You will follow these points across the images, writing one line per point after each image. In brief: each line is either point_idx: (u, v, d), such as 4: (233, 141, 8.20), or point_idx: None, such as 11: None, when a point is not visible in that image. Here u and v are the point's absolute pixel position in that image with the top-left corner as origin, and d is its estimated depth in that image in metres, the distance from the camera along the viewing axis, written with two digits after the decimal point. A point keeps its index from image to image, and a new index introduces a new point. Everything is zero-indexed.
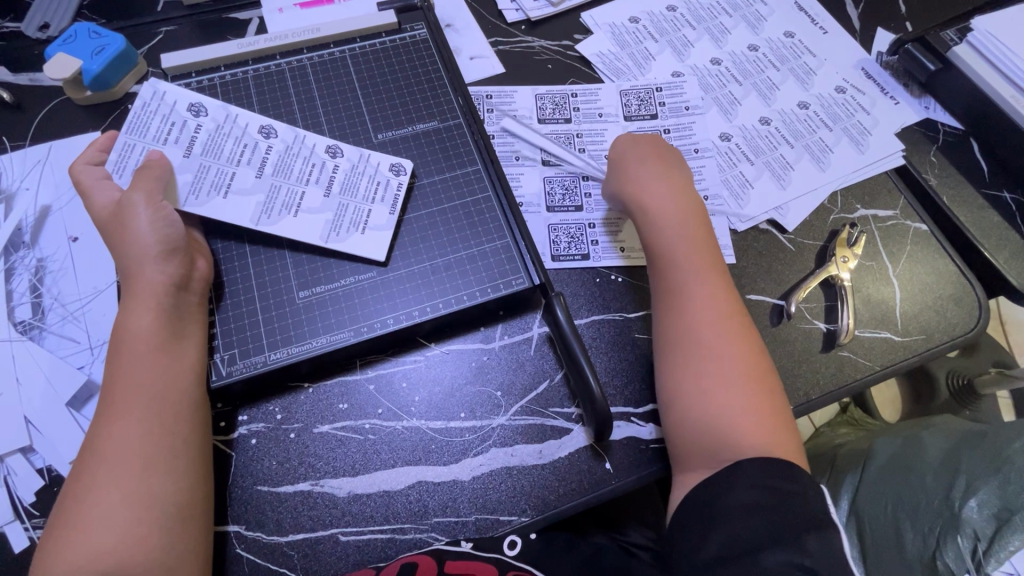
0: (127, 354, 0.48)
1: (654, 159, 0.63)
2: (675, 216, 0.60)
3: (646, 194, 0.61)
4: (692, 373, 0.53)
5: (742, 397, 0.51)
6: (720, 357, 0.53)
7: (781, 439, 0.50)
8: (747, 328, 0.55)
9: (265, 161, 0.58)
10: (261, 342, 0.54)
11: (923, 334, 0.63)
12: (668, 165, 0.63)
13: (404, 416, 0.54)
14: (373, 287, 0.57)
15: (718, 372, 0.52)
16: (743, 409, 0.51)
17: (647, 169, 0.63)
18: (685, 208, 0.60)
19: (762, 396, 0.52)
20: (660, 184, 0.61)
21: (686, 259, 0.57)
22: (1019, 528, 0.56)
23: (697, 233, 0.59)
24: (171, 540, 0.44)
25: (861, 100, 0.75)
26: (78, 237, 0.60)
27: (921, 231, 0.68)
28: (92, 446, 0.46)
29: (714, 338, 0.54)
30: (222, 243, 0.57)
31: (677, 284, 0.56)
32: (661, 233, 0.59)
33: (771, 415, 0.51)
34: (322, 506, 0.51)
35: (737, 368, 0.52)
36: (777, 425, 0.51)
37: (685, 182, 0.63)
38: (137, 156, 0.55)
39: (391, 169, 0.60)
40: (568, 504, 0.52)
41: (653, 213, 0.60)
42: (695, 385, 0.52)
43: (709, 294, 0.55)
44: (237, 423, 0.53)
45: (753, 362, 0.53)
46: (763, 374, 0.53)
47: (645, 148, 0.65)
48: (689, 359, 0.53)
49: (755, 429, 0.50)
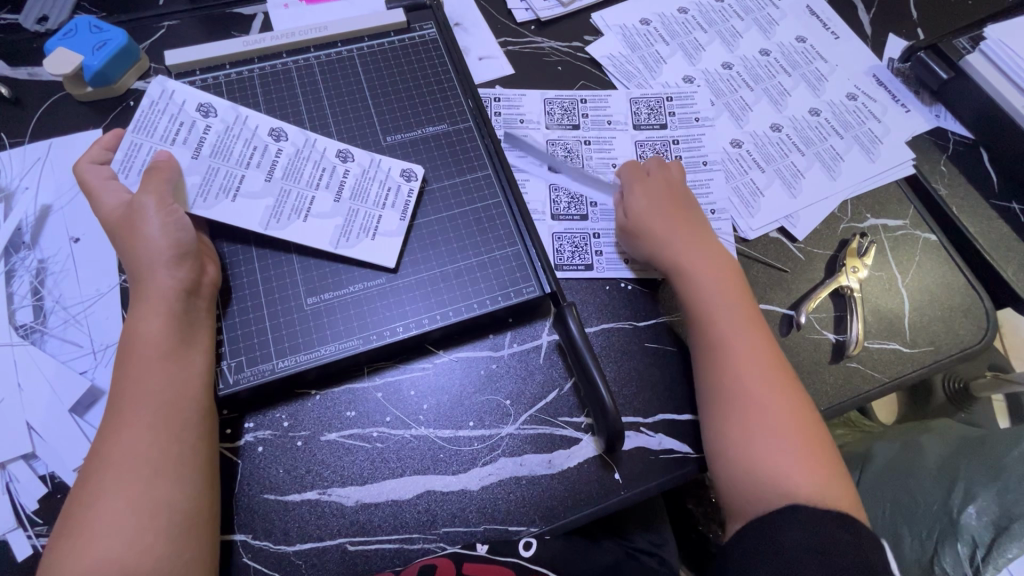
0: (137, 361, 0.47)
1: (671, 203, 0.62)
2: (702, 259, 0.59)
3: (672, 240, 0.60)
4: (739, 424, 0.52)
5: (790, 444, 0.51)
6: (767, 406, 0.52)
7: (832, 480, 0.50)
8: (786, 371, 0.54)
9: (275, 164, 0.57)
10: (269, 349, 0.53)
11: (932, 345, 0.63)
12: (683, 209, 0.62)
13: (413, 424, 0.54)
14: (382, 294, 0.56)
15: (766, 422, 0.51)
16: (791, 458, 0.50)
17: (664, 214, 0.61)
18: (709, 252, 0.60)
19: (810, 440, 0.51)
20: (682, 230, 0.61)
21: (720, 304, 0.56)
22: (1017, 537, 0.59)
23: (725, 276, 0.58)
24: (177, 548, 0.43)
25: (872, 107, 0.75)
26: (80, 237, 0.59)
27: (930, 241, 0.68)
28: (98, 455, 0.45)
29: (758, 385, 0.53)
30: (228, 245, 0.56)
31: (716, 332, 0.55)
32: (694, 280, 0.58)
33: (819, 455, 0.51)
34: (329, 515, 0.50)
35: (783, 415, 0.52)
36: (828, 465, 0.51)
37: (702, 224, 0.63)
38: (144, 156, 0.54)
39: (402, 175, 0.59)
40: (577, 515, 0.52)
41: (682, 261, 0.59)
42: (743, 437, 0.51)
43: (747, 342, 0.55)
44: (243, 430, 0.53)
45: (795, 404, 0.52)
46: (809, 417, 0.53)
47: (658, 192, 0.63)
48: (734, 409, 0.52)
49: (806, 475, 0.50)
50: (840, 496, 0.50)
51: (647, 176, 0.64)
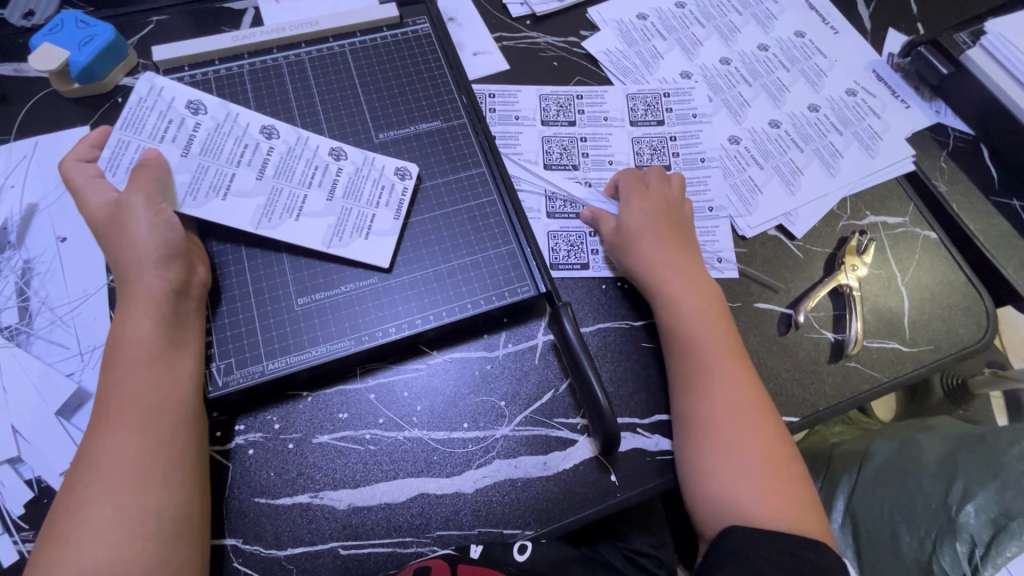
0: (125, 365, 0.46)
1: (662, 220, 0.60)
2: (686, 284, 0.57)
3: (657, 262, 0.58)
4: (715, 459, 0.50)
5: (764, 481, 0.50)
6: (744, 442, 0.51)
7: (806, 518, 0.49)
8: (767, 406, 0.53)
9: (267, 162, 0.55)
10: (260, 351, 0.52)
11: (931, 344, 0.62)
12: (675, 227, 0.61)
13: (406, 426, 0.53)
14: (374, 294, 0.55)
15: (741, 458, 0.50)
16: (764, 496, 0.49)
17: (653, 233, 0.59)
18: (694, 274, 0.58)
19: (784, 479, 0.50)
20: (668, 251, 0.59)
21: (702, 333, 0.55)
22: (1016, 535, 0.56)
23: (709, 303, 0.56)
24: (166, 554, 0.43)
25: (872, 102, 0.74)
26: (66, 237, 0.58)
27: (930, 239, 0.67)
28: (85, 458, 0.44)
29: (736, 420, 0.51)
30: (218, 244, 0.55)
31: (696, 363, 0.54)
32: (675, 306, 0.56)
33: (788, 483, 0.50)
34: (321, 518, 0.50)
35: (759, 452, 0.51)
36: (802, 504, 0.50)
37: (691, 245, 0.61)
38: (132, 153, 0.53)
39: (396, 173, 0.58)
40: (573, 517, 0.51)
41: (664, 285, 0.57)
42: (718, 471, 0.50)
43: (728, 375, 0.53)
44: (234, 432, 0.52)
45: (768, 430, 0.52)
46: (786, 455, 0.52)
47: (652, 206, 0.61)
48: (710, 443, 0.51)
49: (779, 513, 0.49)
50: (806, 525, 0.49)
51: (642, 182, 0.63)
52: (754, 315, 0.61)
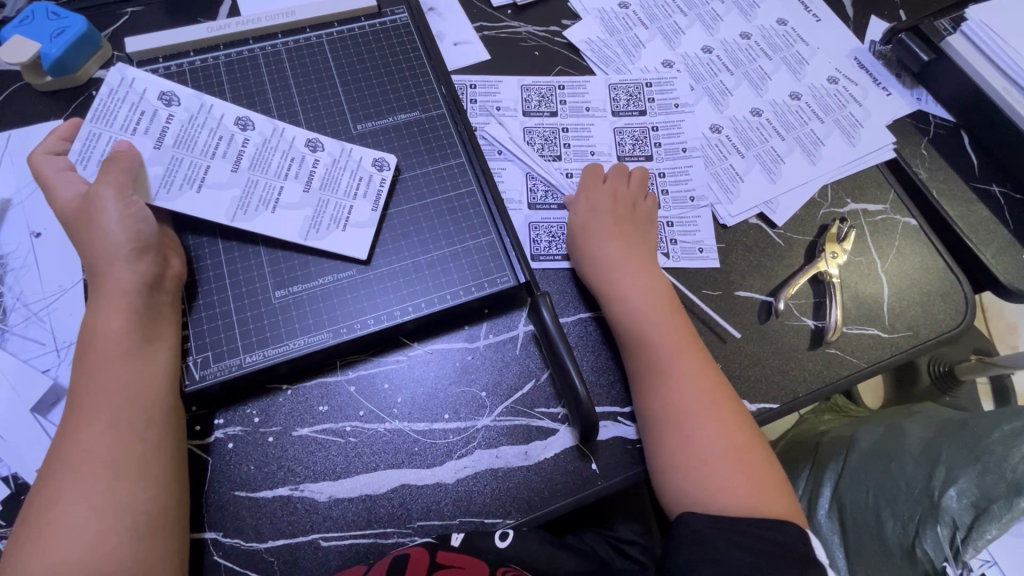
0: (95, 360, 0.46)
1: (616, 218, 0.61)
2: (638, 279, 0.58)
3: (610, 260, 0.58)
4: (675, 451, 0.51)
5: (727, 468, 0.50)
6: (704, 429, 0.51)
7: (772, 500, 0.50)
8: (724, 390, 0.53)
9: (242, 154, 0.55)
10: (236, 344, 0.52)
11: (910, 329, 0.62)
12: (629, 225, 0.61)
13: (386, 418, 0.53)
14: (353, 286, 0.55)
15: (700, 446, 0.51)
16: (726, 483, 0.49)
17: (605, 232, 0.60)
18: (647, 267, 0.59)
19: (747, 462, 0.51)
20: (621, 248, 0.59)
21: (655, 329, 0.55)
22: (998, 518, 0.57)
23: (662, 299, 0.57)
24: (141, 549, 0.42)
25: (853, 90, 0.74)
26: (41, 232, 0.58)
27: (910, 225, 0.67)
28: (57, 456, 0.44)
29: (694, 409, 0.52)
30: (194, 238, 0.54)
31: (652, 359, 0.54)
32: (630, 301, 0.56)
33: (753, 465, 0.51)
34: (302, 511, 0.50)
35: (719, 441, 0.51)
36: (766, 487, 0.50)
37: (646, 241, 0.61)
38: (103, 146, 0.53)
39: (374, 164, 0.58)
40: (554, 506, 0.51)
41: (616, 283, 0.57)
42: (680, 463, 0.50)
43: (683, 368, 0.53)
44: (214, 426, 0.52)
45: (728, 414, 0.52)
46: (749, 438, 0.52)
47: (606, 206, 0.62)
48: (670, 436, 0.51)
49: (743, 497, 0.49)
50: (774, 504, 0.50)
51: (597, 181, 0.64)
52: (734, 303, 0.62)
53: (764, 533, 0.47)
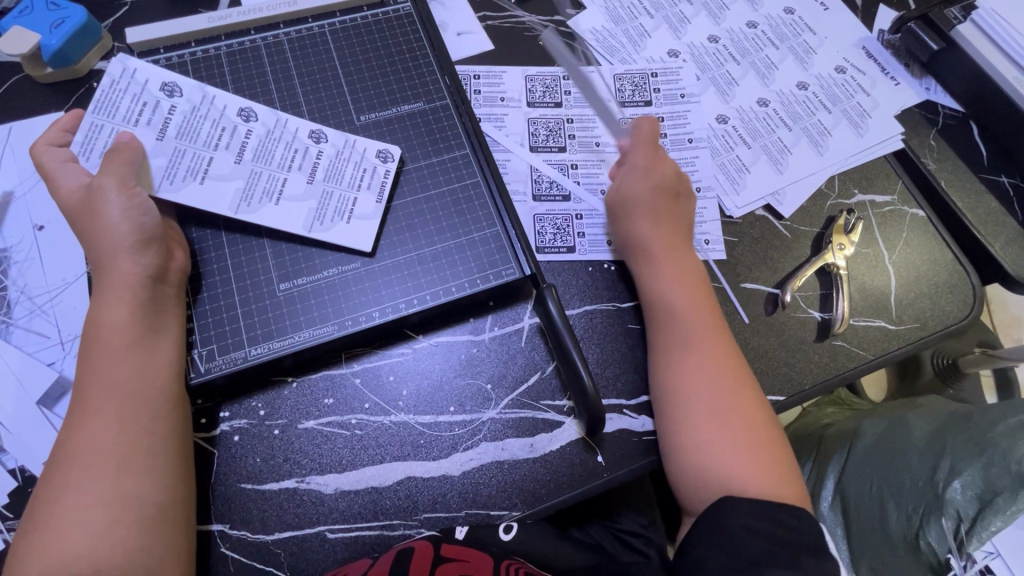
0: (102, 350, 0.46)
1: (664, 193, 0.60)
2: (668, 258, 0.57)
3: (648, 238, 0.58)
4: (695, 433, 0.51)
5: (745, 451, 0.50)
6: (723, 412, 0.51)
7: (786, 486, 0.50)
8: (747, 378, 0.53)
9: (245, 145, 0.54)
10: (242, 337, 0.52)
11: (918, 322, 0.62)
12: (673, 203, 0.60)
13: (392, 410, 0.53)
14: (358, 278, 0.54)
15: (717, 427, 0.50)
16: (745, 466, 0.49)
17: (647, 208, 0.59)
18: (679, 247, 0.58)
19: (763, 451, 0.50)
20: (656, 224, 0.58)
21: (684, 310, 0.55)
22: (1001, 510, 0.58)
23: (695, 281, 0.56)
24: (149, 541, 0.42)
25: (861, 80, 0.73)
26: (44, 225, 0.58)
27: (918, 217, 0.67)
28: (64, 448, 0.44)
29: (712, 392, 0.52)
30: (197, 230, 0.54)
31: (678, 340, 0.54)
32: (657, 282, 0.56)
33: (767, 455, 0.50)
34: (309, 503, 0.50)
35: (738, 425, 0.51)
36: (782, 472, 0.50)
37: (686, 222, 0.60)
38: (105, 137, 0.52)
39: (378, 156, 0.57)
40: (560, 498, 0.51)
41: (649, 263, 0.57)
42: (698, 444, 0.50)
43: (711, 350, 0.53)
44: (219, 419, 0.51)
45: (747, 401, 0.52)
46: (766, 428, 0.52)
47: (653, 179, 0.60)
48: (691, 417, 0.51)
49: (759, 481, 0.49)
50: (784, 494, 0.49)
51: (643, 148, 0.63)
52: (741, 296, 0.61)
53: (773, 525, 0.47)
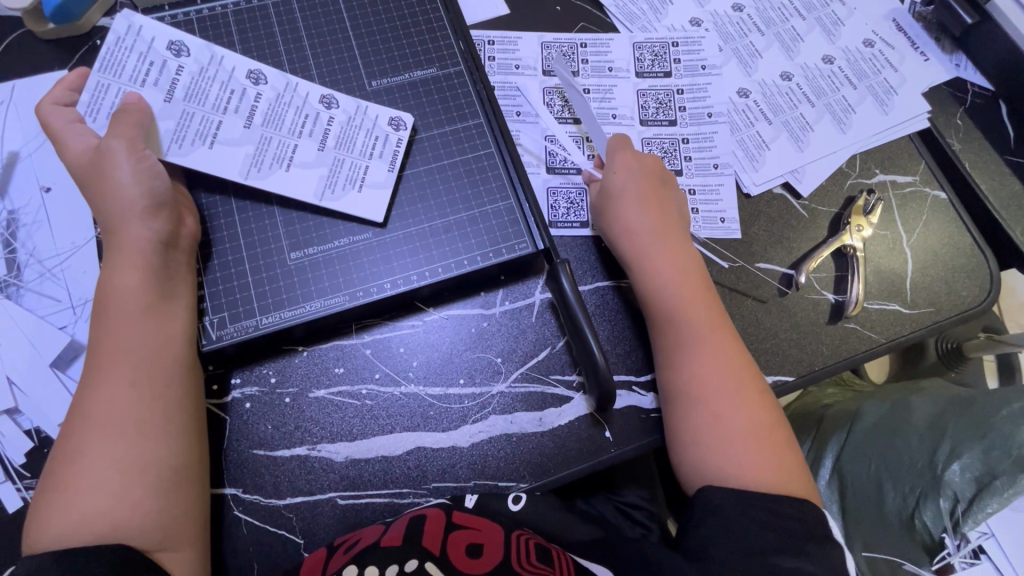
0: (115, 316, 0.46)
1: (652, 188, 0.58)
2: (667, 251, 0.56)
3: (645, 232, 0.56)
4: (700, 427, 0.50)
5: (751, 448, 0.50)
6: (725, 406, 0.51)
7: (796, 482, 0.49)
8: (750, 370, 0.53)
9: (254, 109, 0.53)
10: (252, 305, 0.51)
11: (932, 306, 0.61)
12: (663, 196, 0.59)
13: (402, 381, 0.53)
14: (369, 249, 0.54)
15: (720, 421, 0.50)
16: (751, 461, 0.49)
17: (640, 200, 0.57)
18: (678, 238, 0.57)
19: (769, 443, 0.50)
20: (651, 217, 0.57)
21: (686, 307, 0.54)
22: (999, 492, 0.58)
23: (695, 275, 0.55)
24: (166, 503, 0.43)
25: (889, 55, 0.70)
26: (51, 187, 0.57)
27: (939, 199, 0.65)
28: (80, 412, 0.44)
29: (715, 386, 0.51)
30: (207, 195, 0.53)
31: (682, 337, 0.53)
32: (658, 275, 0.55)
33: (773, 447, 0.50)
34: (319, 470, 0.50)
35: (740, 418, 0.51)
36: (791, 468, 0.50)
37: (681, 216, 0.59)
38: (112, 98, 0.51)
39: (390, 123, 0.56)
40: (567, 471, 0.52)
41: (648, 257, 0.55)
42: (703, 439, 0.50)
43: (712, 346, 0.52)
44: (230, 386, 0.52)
45: (752, 395, 0.52)
46: (771, 418, 0.52)
47: (641, 173, 0.58)
48: (695, 414, 0.51)
49: (767, 477, 0.49)
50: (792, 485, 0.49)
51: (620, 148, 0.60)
52: (755, 275, 0.61)
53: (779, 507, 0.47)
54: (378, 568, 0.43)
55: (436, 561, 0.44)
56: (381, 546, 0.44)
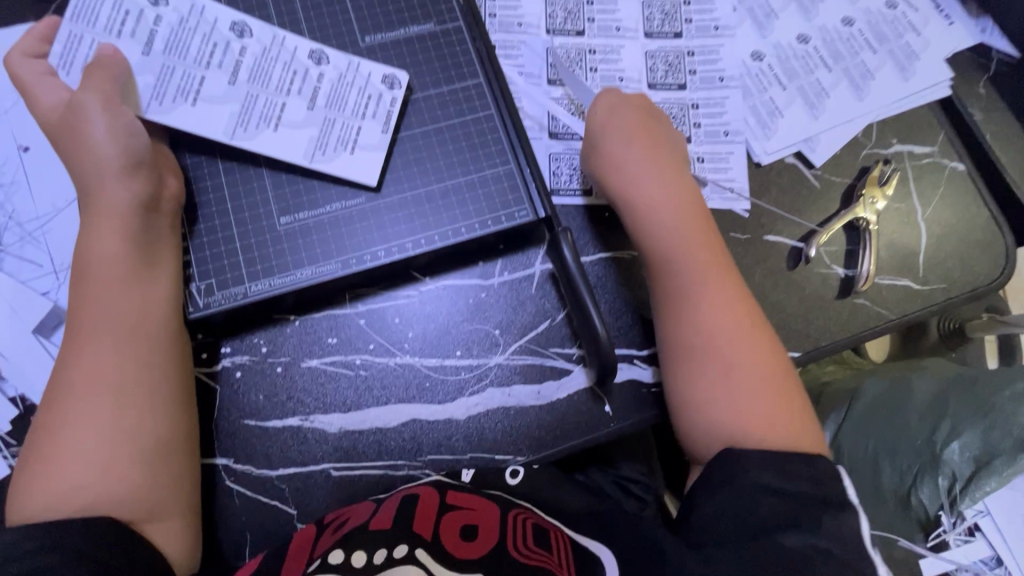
0: (96, 282, 0.44)
1: (648, 136, 0.56)
2: (667, 198, 0.54)
3: (643, 181, 0.54)
4: (705, 384, 0.49)
5: (761, 400, 0.48)
6: (731, 357, 0.49)
7: (807, 434, 0.48)
8: (755, 319, 0.51)
9: (239, 65, 0.50)
10: (241, 272, 0.49)
11: (944, 282, 0.60)
12: (661, 143, 0.56)
13: (397, 352, 0.52)
14: (362, 215, 0.52)
15: (726, 375, 0.49)
16: (761, 413, 0.48)
17: (637, 148, 0.55)
18: (679, 185, 0.54)
19: (778, 393, 0.49)
20: (649, 165, 0.54)
21: (686, 258, 0.52)
22: (998, 471, 0.59)
23: (696, 223, 0.53)
24: (153, 473, 0.42)
25: (912, 17, 0.67)
26: (29, 146, 0.54)
27: (957, 171, 0.63)
28: (62, 380, 0.43)
29: (720, 338, 0.50)
30: (192, 157, 0.51)
31: (683, 289, 0.51)
32: (658, 225, 0.53)
33: (784, 396, 0.49)
34: (313, 441, 0.49)
35: (747, 369, 0.49)
36: (802, 418, 0.48)
37: (686, 165, 0.57)
38: (86, 50, 0.48)
39: (384, 81, 0.53)
40: (564, 444, 0.51)
41: (648, 207, 0.53)
42: (710, 396, 0.49)
43: (715, 296, 0.51)
44: (220, 354, 0.50)
45: (758, 345, 0.50)
46: (780, 367, 0.50)
47: (634, 120, 0.56)
48: (699, 370, 0.49)
49: (778, 426, 0.47)
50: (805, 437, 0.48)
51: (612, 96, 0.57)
52: (764, 249, 0.59)
53: None
54: (366, 551, 0.41)
55: (429, 547, 0.42)
56: (370, 527, 0.43)
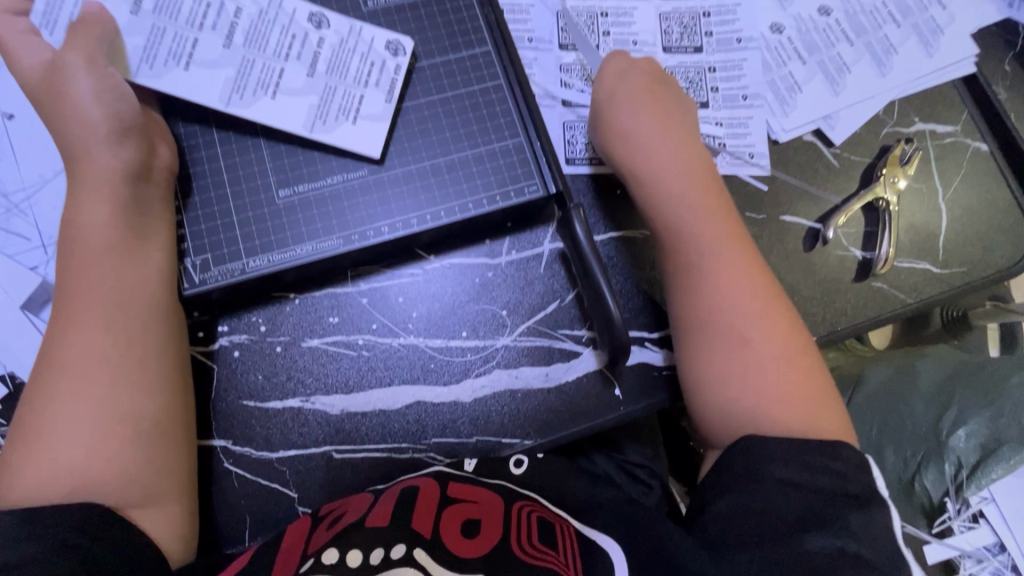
0: (84, 255, 0.42)
1: (659, 104, 0.53)
2: (680, 170, 0.51)
3: (654, 151, 0.52)
4: (720, 364, 0.48)
5: (778, 379, 0.47)
6: (747, 336, 0.48)
7: (827, 414, 0.47)
8: (771, 294, 0.49)
9: (234, 27, 0.47)
10: (238, 247, 0.47)
11: (962, 266, 0.58)
12: (672, 111, 0.54)
13: (401, 332, 0.50)
14: (364, 189, 0.49)
15: (742, 354, 0.47)
16: (779, 393, 0.46)
17: (648, 117, 0.52)
18: (691, 156, 0.52)
19: (797, 371, 0.47)
20: (661, 135, 0.52)
21: (700, 232, 0.50)
22: (1005, 458, 0.58)
23: (710, 196, 0.51)
24: (147, 455, 0.41)
25: None
26: (13, 113, 0.51)
27: (980, 151, 0.60)
28: (49, 359, 0.41)
29: (736, 316, 0.48)
30: (185, 126, 0.48)
31: (697, 265, 0.49)
32: (671, 198, 0.51)
33: (802, 374, 0.47)
34: (314, 423, 0.48)
35: (763, 347, 0.48)
36: (821, 396, 0.47)
37: (697, 138, 0.55)
38: (70, 7, 0.45)
39: (388, 47, 0.50)
40: (573, 429, 0.49)
41: (660, 179, 0.51)
42: (725, 376, 0.47)
43: (729, 272, 0.49)
44: (217, 333, 0.48)
45: (776, 322, 0.48)
46: (798, 344, 0.48)
47: (644, 88, 0.53)
48: (715, 350, 0.48)
49: (797, 406, 0.46)
50: (824, 417, 0.46)
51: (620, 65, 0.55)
52: (780, 229, 0.57)
53: None
54: (362, 551, 0.39)
55: (427, 542, 0.41)
56: (366, 523, 0.41)
